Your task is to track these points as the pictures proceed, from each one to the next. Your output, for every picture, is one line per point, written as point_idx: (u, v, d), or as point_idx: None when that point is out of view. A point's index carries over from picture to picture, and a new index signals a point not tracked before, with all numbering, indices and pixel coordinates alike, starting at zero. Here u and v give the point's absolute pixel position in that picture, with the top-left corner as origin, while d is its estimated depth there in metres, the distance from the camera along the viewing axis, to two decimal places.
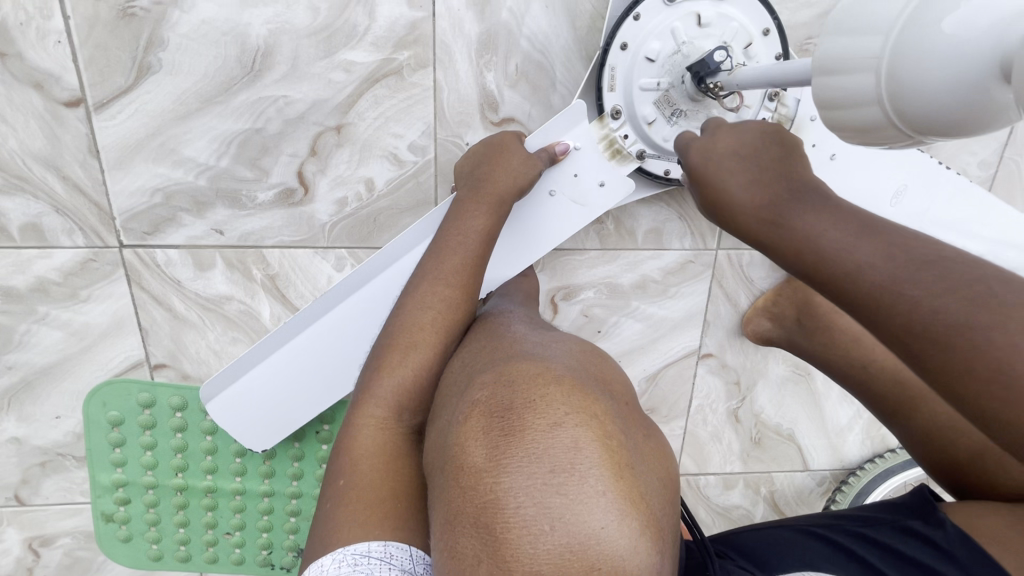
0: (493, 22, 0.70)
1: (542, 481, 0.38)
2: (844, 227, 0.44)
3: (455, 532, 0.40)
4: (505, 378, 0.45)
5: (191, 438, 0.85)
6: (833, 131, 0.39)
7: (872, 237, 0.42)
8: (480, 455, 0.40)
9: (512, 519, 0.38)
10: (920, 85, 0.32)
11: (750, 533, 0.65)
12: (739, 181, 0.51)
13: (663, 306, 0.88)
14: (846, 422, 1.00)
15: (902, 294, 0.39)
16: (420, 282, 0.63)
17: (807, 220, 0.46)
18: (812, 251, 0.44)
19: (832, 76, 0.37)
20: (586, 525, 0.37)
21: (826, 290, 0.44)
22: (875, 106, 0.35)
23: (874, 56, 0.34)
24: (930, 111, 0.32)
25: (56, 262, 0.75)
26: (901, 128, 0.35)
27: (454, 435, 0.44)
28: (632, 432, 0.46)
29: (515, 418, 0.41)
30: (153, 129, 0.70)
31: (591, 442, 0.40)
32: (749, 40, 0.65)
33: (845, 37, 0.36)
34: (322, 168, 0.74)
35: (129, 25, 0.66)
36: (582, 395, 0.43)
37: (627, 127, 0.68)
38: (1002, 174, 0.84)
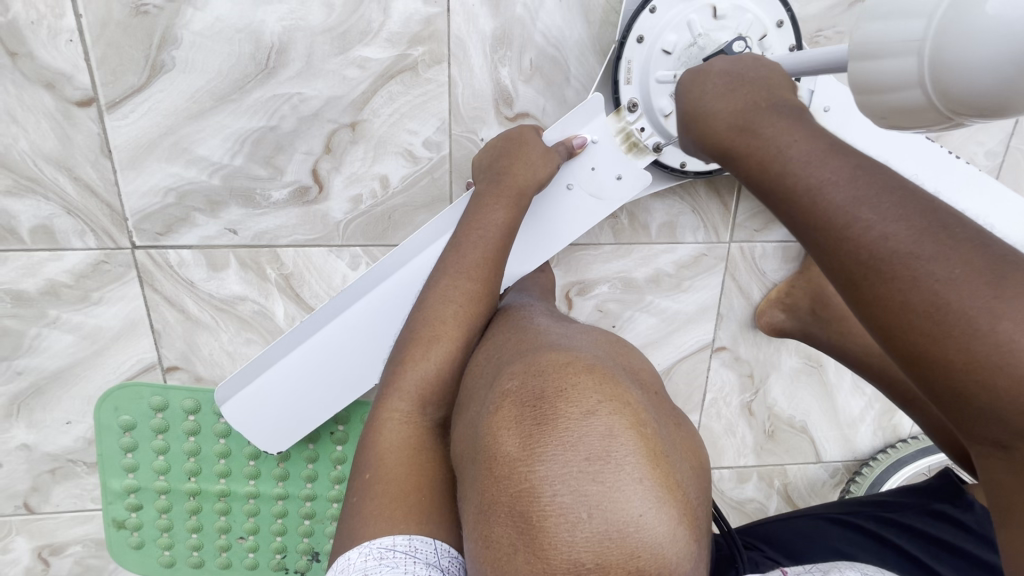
0: (508, 17, 0.70)
1: (577, 469, 0.38)
2: (814, 143, 0.39)
3: (490, 521, 0.40)
4: (535, 368, 0.44)
5: (204, 442, 0.85)
6: (873, 115, 0.40)
7: (837, 153, 0.38)
8: (513, 444, 0.40)
9: (549, 507, 0.37)
10: (961, 65, 0.32)
11: (778, 523, 0.65)
12: (720, 90, 0.47)
13: (677, 300, 0.88)
14: (858, 412, 1.01)
15: (858, 220, 0.35)
16: (441, 277, 0.63)
17: (775, 130, 0.42)
18: (773, 166, 0.40)
19: (873, 60, 0.38)
20: (623, 513, 0.37)
21: (781, 205, 0.40)
22: (915, 88, 0.36)
23: (917, 38, 0.35)
24: (970, 91, 0.32)
25: (68, 264, 0.74)
26: (941, 110, 0.35)
27: (485, 425, 0.43)
28: (664, 421, 0.46)
29: (548, 407, 0.40)
30: (166, 128, 0.69)
31: (625, 430, 0.40)
32: (765, 32, 0.66)
33: (884, 22, 0.37)
34: (337, 166, 0.73)
35: (141, 24, 0.65)
36: (612, 384, 0.43)
37: (644, 120, 0.68)
38: (1009, 164, 0.85)
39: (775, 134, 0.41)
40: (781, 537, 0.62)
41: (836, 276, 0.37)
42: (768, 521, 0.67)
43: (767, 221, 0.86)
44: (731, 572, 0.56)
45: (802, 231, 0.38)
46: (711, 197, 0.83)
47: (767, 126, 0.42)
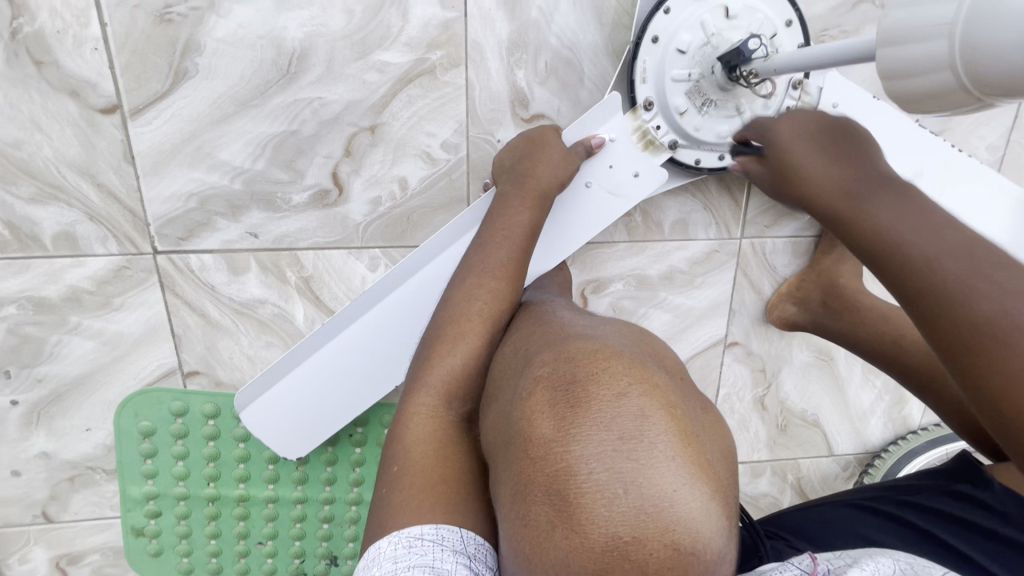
0: (524, 21, 0.72)
1: (611, 447, 0.39)
2: (925, 215, 0.43)
3: (527, 501, 0.41)
4: (565, 355, 0.46)
5: (224, 446, 0.85)
6: (903, 99, 0.41)
7: (958, 228, 0.41)
8: (548, 425, 0.42)
9: (586, 484, 0.39)
10: (992, 46, 0.33)
11: (800, 511, 0.66)
12: (822, 146, 0.50)
13: (690, 297, 0.90)
14: (869, 405, 1.02)
15: (980, 297, 0.37)
16: (466, 275, 0.64)
17: (886, 206, 0.44)
18: (888, 236, 0.43)
19: (902, 46, 0.39)
20: (657, 488, 0.38)
21: (884, 265, 0.43)
22: (945, 71, 0.36)
23: (947, 22, 0.35)
24: (1000, 71, 0.33)
25: (90, 271, 0.74)
26: (971, 92, 0.36)
27: (518, 410, 0.45)
28: (690, 406, 0.47)
29: (579, 389, 0.42)
30: (188, 134, 0.70)
31: (654, 410, 0.42)
32: (775, 31, 0.68)
33: (913, 8, 0.37)
34: (357, 168, 0.75)
35: (165, 31, 0.66)
36: (640, 369, 0.45)
37: (660, 118, 0.70)
38: (1009, 158, 0.88)
39: (889, 208, 0.44)
40: (801, 525, 0.63)
41: (950, 340, 0.39)
42: (791, 510, 0.68)
43: (777, 217, 0.87)
44: (753, 562, 0.58)
45: (907, 292, 0.41)
46: (722, 195, 0.85)
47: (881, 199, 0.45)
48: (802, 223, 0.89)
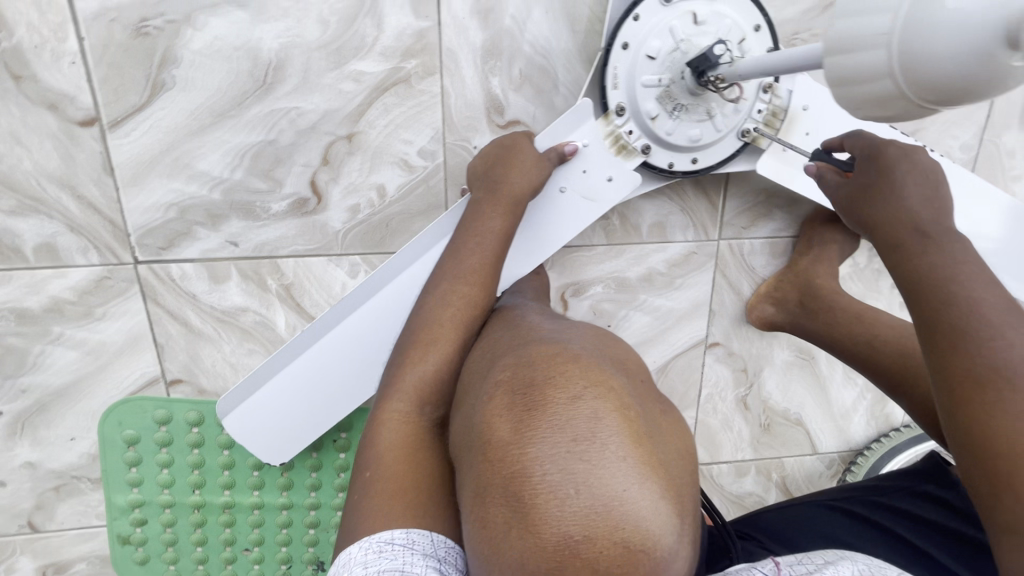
0: (497, 29, 0.73)
1: (565, 448, 0.41)
2: (978, 272, 0.47)
3: (485, 503, 0.42)
4: (527, 362, 0.48)
5: (208, 454, 0.86)
6: (849, 105, 0.41)
7: (1001, 290, 0.46)
8: (506, 429, 0.43)
9: (540, 485, 0.40)
10: (931, 54, 0.34)
11: (772, 514, 0.67)
12: (913, 186, 0.54)
13: (669, 298, 0.90)
14: (851, 403, 1.03)
15: (995, 349, 0.43)
16: (439, 282, 0.65)
17: (955, 252, 0.49)
18: (941, 272, 0.48)
19: (845, 55, 0.39)
20: (608, 487, 0.40)
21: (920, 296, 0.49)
22: (885, 79, 0.37)
23: (883, 32, 0.36)
24: (940, 78, 0.34)
25: (71, 281, 0.75)
26: (913, 98, 0.37)
27: (481, 415, 0.47)
28: (647, 410, 0.49)
29: (538, 394, 0.44)
30: (166, 145, 0.71)
31: (607, 413, 0.43)
32: (743, 35, 0.69)
33: (850, 18, 0.38)
34: (335, 177, 0.75)
35: (142, 45, 0.67)
36: (597, 373, 0.47)
37: (632, 123, 0.71)
38: (983, 157, 0.89)
39: (950, 255, 0.49)
40: (774, 526, 0.64)
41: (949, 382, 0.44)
42: (764, 512, 0.68)
43: (754, 218, 0.88)
44: (722, 562, 0.59)
45: (930, 322, 0.47)
46: (699, 197, 0.86)
47: (944, 246, 0.50)
48: (779, 223, 0.89)
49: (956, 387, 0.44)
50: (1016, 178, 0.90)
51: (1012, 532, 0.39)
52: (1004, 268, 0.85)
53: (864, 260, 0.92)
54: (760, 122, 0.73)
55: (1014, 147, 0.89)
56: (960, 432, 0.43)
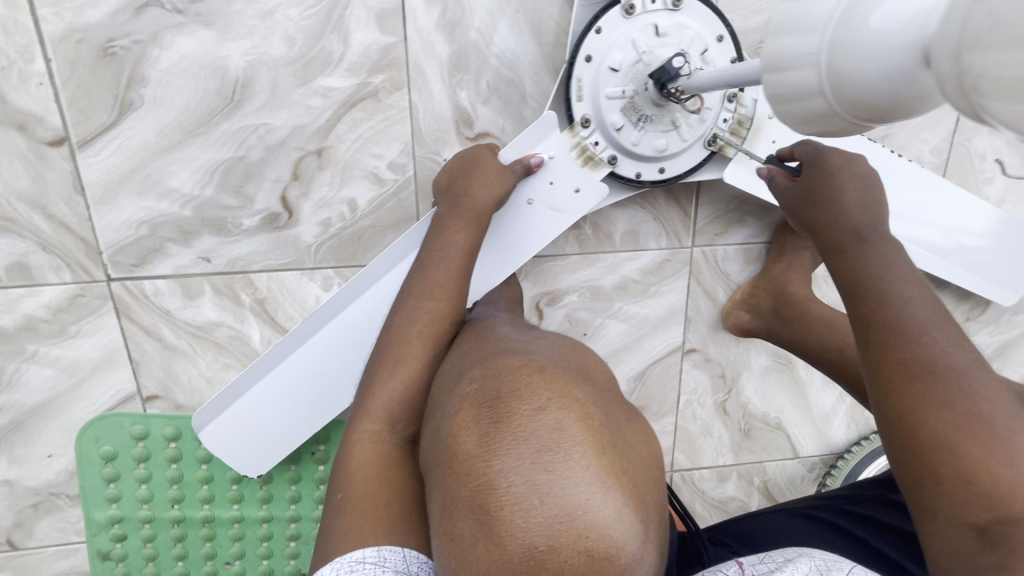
0: (463, 43, 0.73)
1: (530, 460, 0.41)
2: (901, 272, 0.50)
3: (453, 516, 0.43)
4: (493, 373, 0.48)
5: (186, 468, 0.86)
6: (791, 122, 0.42)
7: (921, 286, 0.49)
8: (473, 442, 0.43)
9: (505, 497, 0.40)
10: (853, 74, 0.35)
11: (744, 520, 0.68)
12: (852, 191, 0.56)
13: (645, 305, 0.91)
14: (831, 407, 1.03)
15: (921, 345, 0.46)
16: (407, 297, 0.65)
17: (887, 254, 0.52)
18: (875, 276, 0.50)
19: (782, 72, 0.40)
20: (572, 497, 0.40)
21: (856, 300, 0.51)
22: (817, 96, 0.38)
23: (812, 52, 0.37)
24: (865, 97, 0.35)
25: (44, 299, 0.75)
26: (846, 115, 0.37)
27: (448, 428, 0.46)
28: (614, 417, 0.49)
29: (503, 406, 0.44)
30: (136, 163, 0.72)
31: (572, 423, 0.43)
32: (705, 46, 0.69)
33: (787, 37, 0.39)
34: (306, 192, 0.76)
35: (109, 65, 0.68)
36: (563, 383, 0.46)
37: (597, 135, 0.72)
38: (954, 160, 0.89)
39: (883, 257, 0.52)
40: (745, 530, 0.65)
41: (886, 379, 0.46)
42: (739, 518, 0.69)
43: (727, 225, 0.89)
44: (694, 566, 0.60)
45: (868, 324, 0.49)
46: (671, 205, 0.86)
47: (877, 248, 0.52)
48: (752, 230, 0.90)
49: (887, 381, 0.46)
50: (987, 180, 0.91)
51: (933, 515, 0.43)
52: (976, 270, 0.86)
53: None
54: (725, 131, 0.74)
55: (985, 150, 0.90)
56: (890, 424, 0.46)
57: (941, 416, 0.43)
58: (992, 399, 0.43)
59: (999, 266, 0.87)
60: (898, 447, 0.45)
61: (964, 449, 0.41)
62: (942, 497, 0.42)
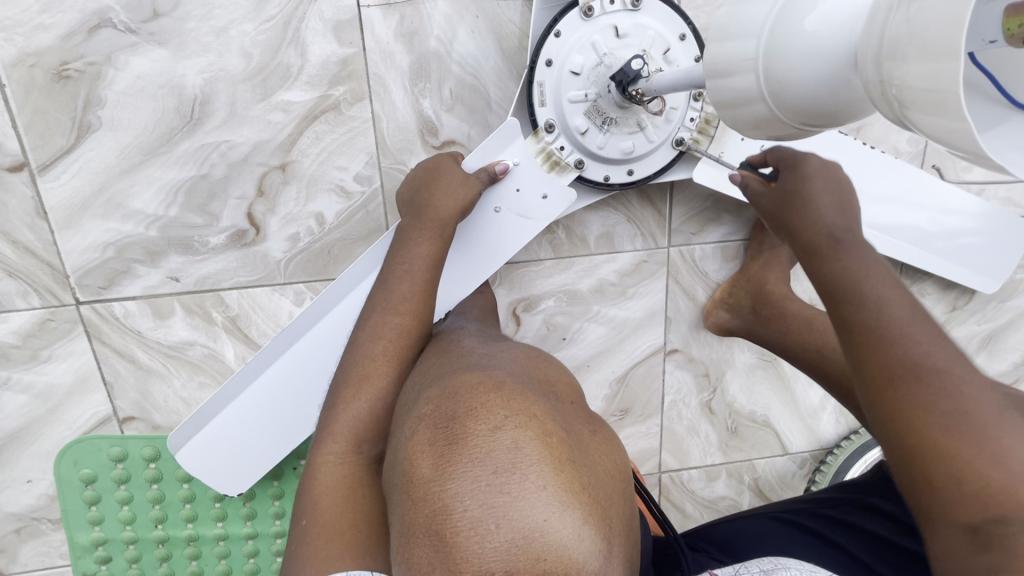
0: (423, 51, 0.73)
1: (485, 482, 0.38)
2: (879, 272, 0.47)
3: (409, 543, 0.40)
4: (450, 390, 0.44)
5: (168, 488, 0.85)
6: (737, 125, 0.43)
7: (897, 283, 0.46)
8: (427, 465, 0.40)
9: (460, 522, 0.37)
10: (789, 80, 0.36)
11: (723, 525, 0.66)
12: (823, 188, 0.52)
13: (623, 307, 0.90)
14: (818, 402, 1.02)
15: (906, 346, 0.42)
16: (371, 313, 0.64)
17: (859, 257, 0.48)
18: (852, 275, 0.47)
19: (724, 77, 0.41)
20: (529, 519, 0.37)
21: (835, 300, 0.47)
22: (758, 102, 0.39)
23: (750, 58, 0.38)
24: (804, 102, 0.36)
25: (13, 325, 0.75)
26: (787, 119, 0.39)
27: (403, 451, 0.43)
28: (578, 430, 0.46)
29: (458, 426, 0.40)
30: (98, 185, 0.71)
31: (531, 440, 0.40)
32: (667, 46, 0.69)
33: (725, 42, 0.40)
34: (271, 208, 0.75)
35: (65, 88, 0.67)
36: (523, 399, 0.43)
37: (563, 139, 0.71)
38: (931, 150, 0.88)
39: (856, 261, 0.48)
40: (724, 536, 0.64)
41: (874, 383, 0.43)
42: (715, 523, 0.68)
43: (703, 223, 0.88)
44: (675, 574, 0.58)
45: (849, 328, 0.46)
46: (644, 205, 0.86)
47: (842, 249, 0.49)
48: (729, 227, 0.89)
49: (874, 386, 0.43)
50: (966, 168, 0.90)
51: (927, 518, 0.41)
52: (954, 255, 0.84)
53: None
54: (693, 130, 0.73)
55: None
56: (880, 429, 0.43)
57: (934, 420, 0.40)
58: (979, 394, 0.40)
59: (977, 250, 0.85)
60: (894, 454, 0.42)
61: (954, 453, 0.39)
62: (938, 503, 0.40)
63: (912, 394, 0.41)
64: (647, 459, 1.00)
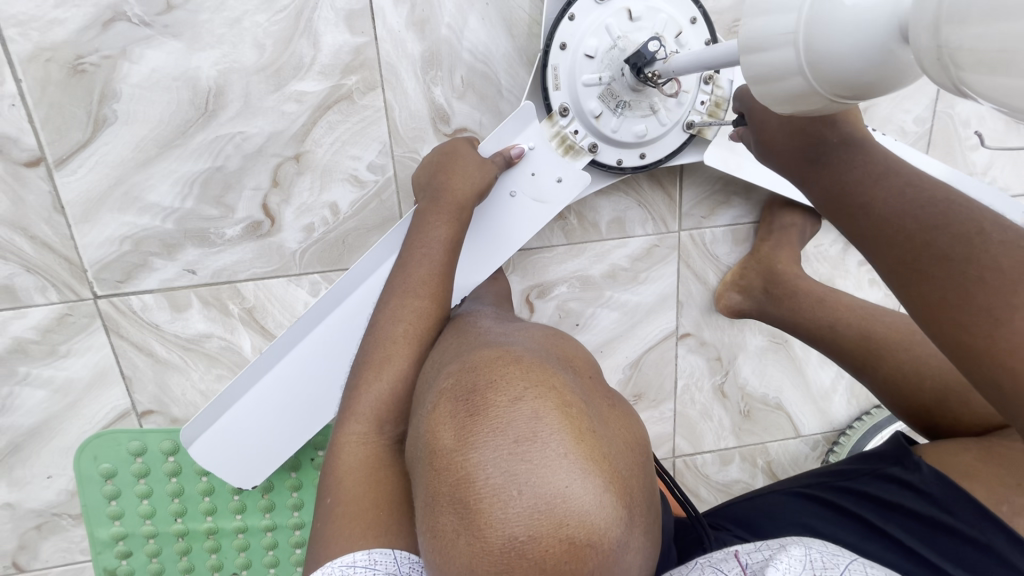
0: (435, 39, 0.73)
1: (507, 450, 0.38)
2: (876, 176, 0.50)
3: (432, 514, 0.40)
4: (469, 365, 0.45)
5: (187, 481, 0.85)
6: (770, 102, 0.44)
7: (891, 180, 0.49)
8: (448, 436, 0.40)
9: (482, 490, 0.37)
10: (829, 53, 0.37)
11: (744, 502, 0.67)
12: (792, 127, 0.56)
13: (636, 292, 0.91)
14: (830, 383, 1.02)
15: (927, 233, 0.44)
16: (390, 298, 0.65)
17: (853, 165, 0.51)
18: (854, 184, 0.50)
19: (758, 53, 0.42)
20: (552, 485, 0.37)
21: (849, 215, 0.50)
22: (796, 76, 0.40)
23: (790, 32, 0.39)
24: (842, 75, 0.37)
25: (32, 320, 0.75)
26: (824, 94, 0.39)
27: (425, 425, 0.43)
28: (596, 402, 0.46)
29: (478, 398, 0.41)
30: (115, 179, 0.72)
31: (551, 410, 0.40)
32: (679, 29, 0.69)
33: (765, 17, 0.41)
34: (286, 198, 0.76)
35: (80, 81, 0.68)
36: (541, 371, 0.43)
37: (576, 123, 0.71)
38: (938, 129, 0.89)
39: (866, 161, 0.51)
40: (746, 513, 0.64)
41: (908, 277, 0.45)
42: (736, 501, 0.68)
43: (712, 207, 0.89)
44: (697, 553, 0.59)
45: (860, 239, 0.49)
46: (654, 189, 0.86)
47: (848, 151, 0.52)
48: (739, 210, 0.90)
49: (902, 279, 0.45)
50: (973, 147, 0.90)
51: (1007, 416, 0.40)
52: None
53: (828, 240, 0.92)
54: (703, 113, 0.74)
55: (968, 117, 0.89)
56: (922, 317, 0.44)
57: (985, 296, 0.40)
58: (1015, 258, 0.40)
59: None
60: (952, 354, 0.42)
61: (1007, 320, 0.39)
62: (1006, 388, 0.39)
63: (938, 271, 0.43)
64: (662, 444, 1.01)
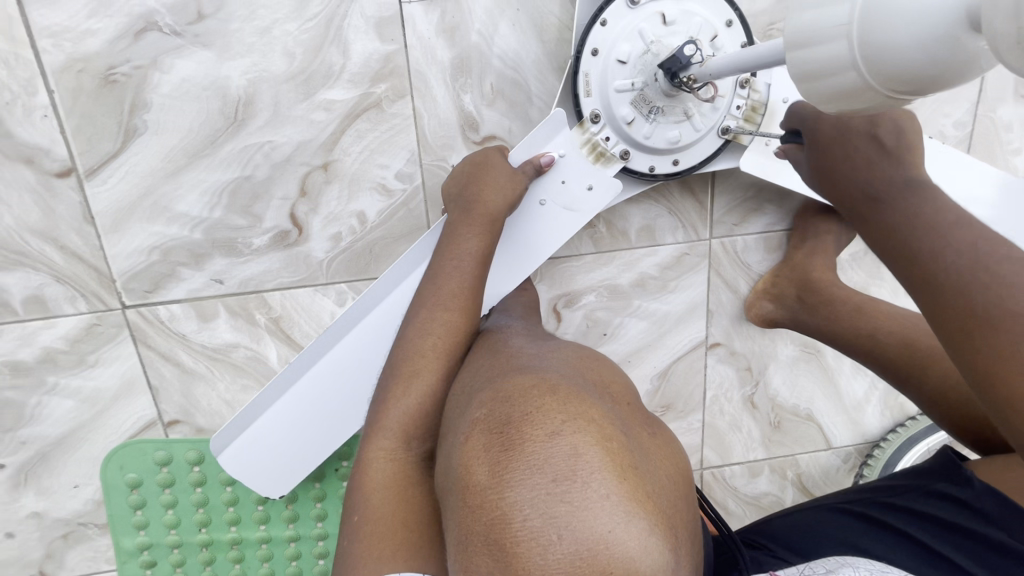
0: (465, 46, 0.72)
1: (545, 490, 0.36)
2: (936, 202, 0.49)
3: (466, 551, 0.38)
4: (503, 393, 0.43)
5: (212, 491, 0.84)
6: (817, 100, 0.43)
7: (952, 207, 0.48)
8: (482, 472, 0.38)
9: (520, 532, 0.36)
10: (889, 44, 0.35)
11: (784, 518, 0.65)
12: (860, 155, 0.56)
13: (665, 301, 0.89)
14: (863, 394, 1.00)
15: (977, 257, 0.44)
16: (419, 310, 0.64)
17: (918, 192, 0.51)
18: (912, 206, 0.50)
19: (806, 48, 0.41)
20: (594, 530, 0.35)
21: (898, 232, 0.50)
22: (850, 71, 0.38)
23: (843, 24, 0.37)
24: (902, 68, 0.35)
25: (61, 330, 0.75)
26: (880, 89, 0.38)
27: (457, 455, 0.42)
28: (637, 433, 0.44)
29: (514, 431, 0.39)
30: (144, 190, 0.72)
31: (592, 446, 0.38)
32: (714, 32, 0.68)
33: (812, 11, 0.40)
34: (314, 207, 0.75)
35: (111, 92, 0.68)
36: (579, 402, 0.41)
37: (608, 130, 0.70)
38: (979, 133, 0.86)
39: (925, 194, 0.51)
40: (787, 530, 0.62)
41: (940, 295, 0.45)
42: (776, 517, 0.66)
43: (745, 214, 0.87)
44: None
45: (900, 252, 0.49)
46: (685, 197, 0.84)
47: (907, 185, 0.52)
48: (771, 217, 0.88)
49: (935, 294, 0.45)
50: (1015, 152, 0.88)
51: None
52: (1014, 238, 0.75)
53: (862, 247, 0.90)
54: (739, 118, 0.72)
55: (1010, 120, 0.86)
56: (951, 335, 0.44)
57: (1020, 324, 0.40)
58: None
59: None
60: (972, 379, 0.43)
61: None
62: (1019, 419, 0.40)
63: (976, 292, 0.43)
64: (689, 455, 0.99)
